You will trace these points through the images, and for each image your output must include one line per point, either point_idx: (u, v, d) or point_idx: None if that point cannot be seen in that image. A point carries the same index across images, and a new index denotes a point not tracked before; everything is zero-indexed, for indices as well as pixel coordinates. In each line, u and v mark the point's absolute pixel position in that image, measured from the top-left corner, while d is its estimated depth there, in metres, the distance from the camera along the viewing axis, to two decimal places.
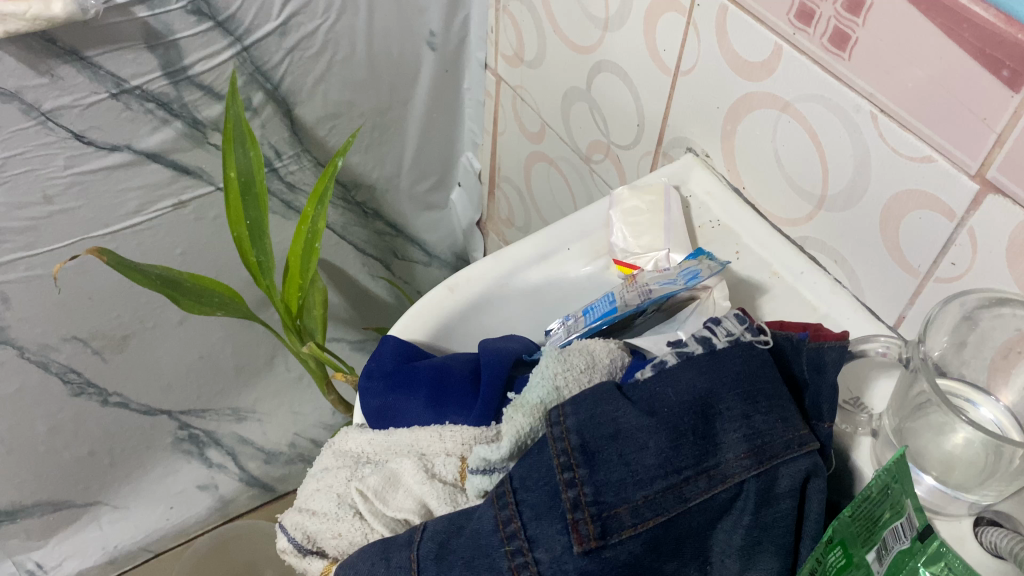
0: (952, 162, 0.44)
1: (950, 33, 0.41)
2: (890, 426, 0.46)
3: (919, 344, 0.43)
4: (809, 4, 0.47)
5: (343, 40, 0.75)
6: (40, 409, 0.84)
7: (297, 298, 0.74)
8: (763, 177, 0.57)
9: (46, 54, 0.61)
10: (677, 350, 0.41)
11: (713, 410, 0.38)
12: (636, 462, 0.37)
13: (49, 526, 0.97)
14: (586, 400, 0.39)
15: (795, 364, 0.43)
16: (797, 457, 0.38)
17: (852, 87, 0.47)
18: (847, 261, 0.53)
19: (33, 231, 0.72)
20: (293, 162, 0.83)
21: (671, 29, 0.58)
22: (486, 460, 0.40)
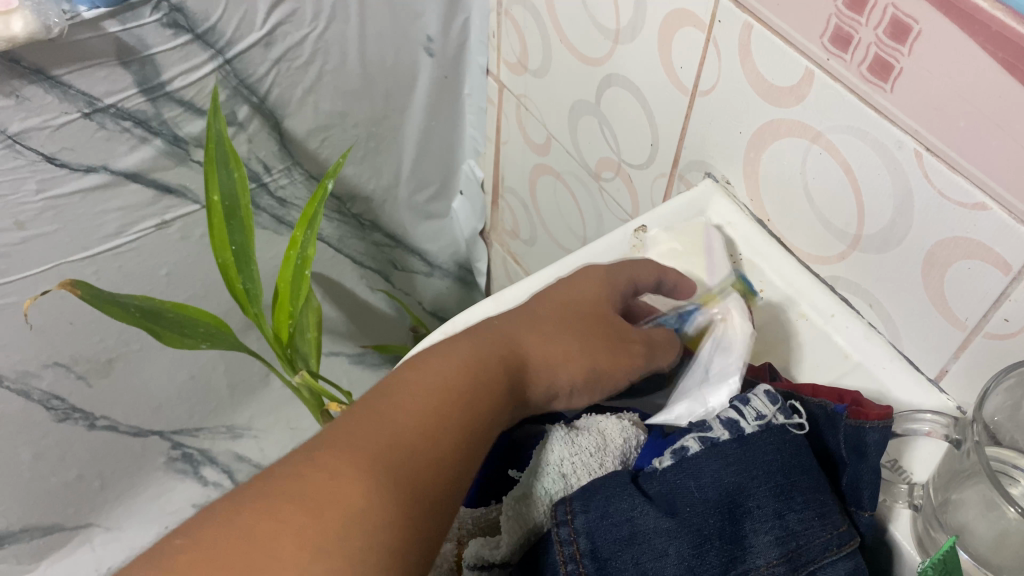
0: (1009, 213, 0.38)
1: (1013, 70, 0.35)
2: (937, 501, 0.41)
3: (975, 423, 0.38)
4: (847, 28, 0.42)
5: (333, 49, 0.70)
6: (23, 436, 0.80)
7: (288, 326, 0.69)
8: (790, 211, 0.52)
9: (10, 74, 0.57)
10: (701, 435, 0.36)
11: (743, 508, 0.34)
12: (654, 571, 0.33)
13: (39, 550, 0.93)
14: (597, 495, 0.35)
15: (832, 440, 0.39)
16: (836, 560, 0.34)
17: (894, 122, 0.42)
18: (882, 306, 0.48)
19: (6, 258, 0.67)
20: (283, 176, 0.78)
21: (689, 46, 0.53)
22: (483, 559, 0.36)
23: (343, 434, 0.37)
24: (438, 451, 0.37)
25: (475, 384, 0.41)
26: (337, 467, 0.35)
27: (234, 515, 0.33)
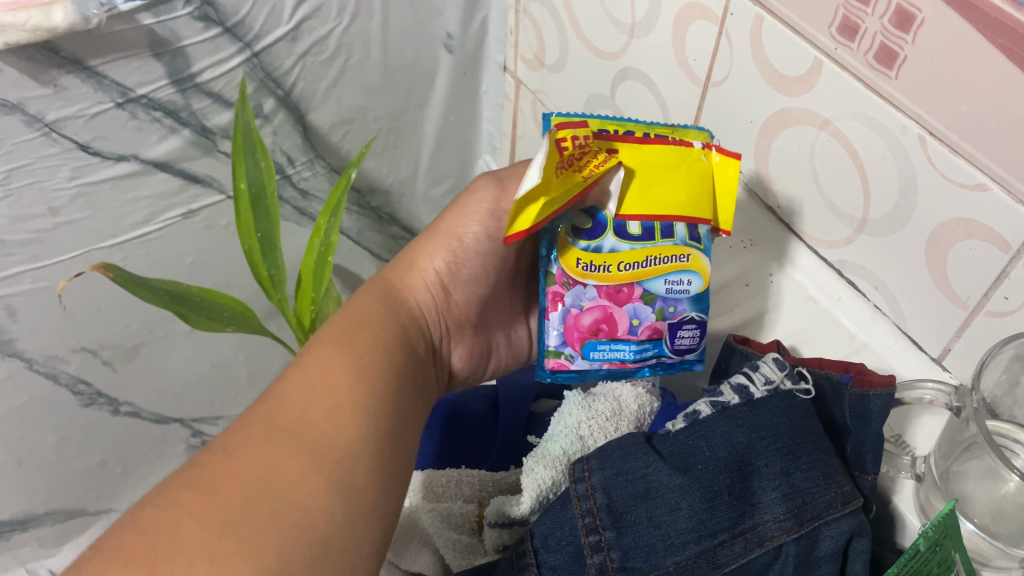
0: (1008, 193, 0.40)
1: (1011, 54, 0.37)
2: (939, 470, 0.43)
3: (974, 392, 0.40)
4: (854, 17, 0.43)
5: (356, 44, 0.73)
6: (50, 420, 0.82)
7: (310, 312, 0.71)
8: (796, 197, 0.53)
9: (49, 64, 0.59)
10: (711, 399, 0.38)
11: (752, 467, 0.36)
12: (667, 524, 0.35)
13: (62, 534, 0.95)
14: (613, 454, 0.37)
15: (838, 408, 0.40)
16: (841, 516, 0.35)
17: (899, 107, 0.44)
18: (888, 288, 0.50)
19: (39, 243, 0.70)
20: (306, 169, 0.80)
21: (702, 38, 0.55)
22: (506, 515, 0.38)
23: (248, 412, 0.37)
24: (331, 398, 0.37)
25: (360, 319, 0.43)
26: (246, 443, 0.34)
27: (138, 522, 0.31)
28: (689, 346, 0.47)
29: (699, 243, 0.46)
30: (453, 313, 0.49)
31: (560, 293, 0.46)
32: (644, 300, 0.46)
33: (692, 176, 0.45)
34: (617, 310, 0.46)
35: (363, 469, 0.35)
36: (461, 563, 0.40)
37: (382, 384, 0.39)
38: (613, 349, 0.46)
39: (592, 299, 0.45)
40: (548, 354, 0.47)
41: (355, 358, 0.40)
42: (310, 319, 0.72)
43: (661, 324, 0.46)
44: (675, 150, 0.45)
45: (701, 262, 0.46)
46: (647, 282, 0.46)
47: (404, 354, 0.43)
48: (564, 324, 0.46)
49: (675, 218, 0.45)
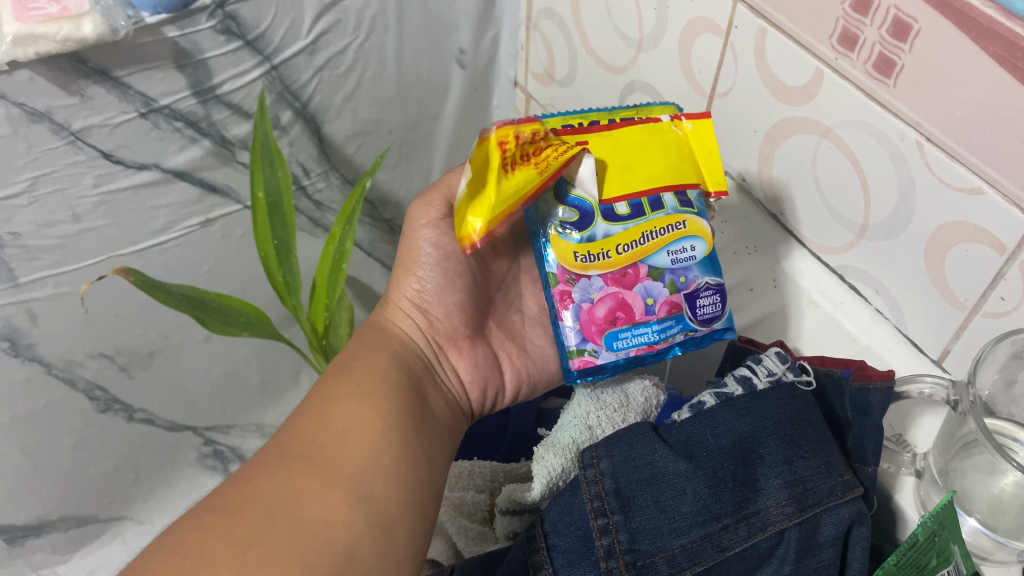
0: (1004, 196, 0.41)
1: (1004, 61, 0.38)
2: (937, 466, 0.44)
3: (969, 387, 0.41)
4: (853, 28, 0.45)
5: (372, 58, 0.75)
6: (66, 425, 0.84)
7: (323, 318, 0.73)
8: (802, 203, 0.55)
9: (76, 74, 0.61)
10: (716, 390, 0.40)
11: (755, 454, 0.37)
12: (673, 508, 0.36)
13: (74, 541, 0.96)
14: (621, 442, 0.38)
15: (838, 403, 0.42)
16: (840, 504, 0.37)
17: (897, 114, 0.45)
18: (889, 291, 0.51)
19: (61, 249, 0.71)
20: (321, 180, 0.83)
21: (708, 51, 0.56)
22: (517, 501, 0.40)
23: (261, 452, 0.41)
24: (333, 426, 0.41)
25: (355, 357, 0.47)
26: (263, 472, 0.38)
27: (174, 544, 0.35)
28: (711, 317, 0.47)
29: (692, 209, 0.47)
30: (438, 329, 0.50)
31: (567, 291, 0.46)
32: (652, 277, 0.46)
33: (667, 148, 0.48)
34: (628, 293, 0.46)
35: (378, 482, 0.39)
36: (472, 550, 0.43)
37: (386, 405, 0.43)
38: (636, 335, 0.46)
39: (601, 290, 0.46)
40: (571, 354, 0.46)
41: (356, 389, 0.43)
42: (323, 326, 0.74)
43: (677, 296, 0.46)
44: (641, 128, 0.48)
45: (698, 224, 0.47)
46: (649, 257, 0.46)
47: (400, 377, 0.46)
48: (579, 320, 0.46)
49: (659, 189, 0.47)
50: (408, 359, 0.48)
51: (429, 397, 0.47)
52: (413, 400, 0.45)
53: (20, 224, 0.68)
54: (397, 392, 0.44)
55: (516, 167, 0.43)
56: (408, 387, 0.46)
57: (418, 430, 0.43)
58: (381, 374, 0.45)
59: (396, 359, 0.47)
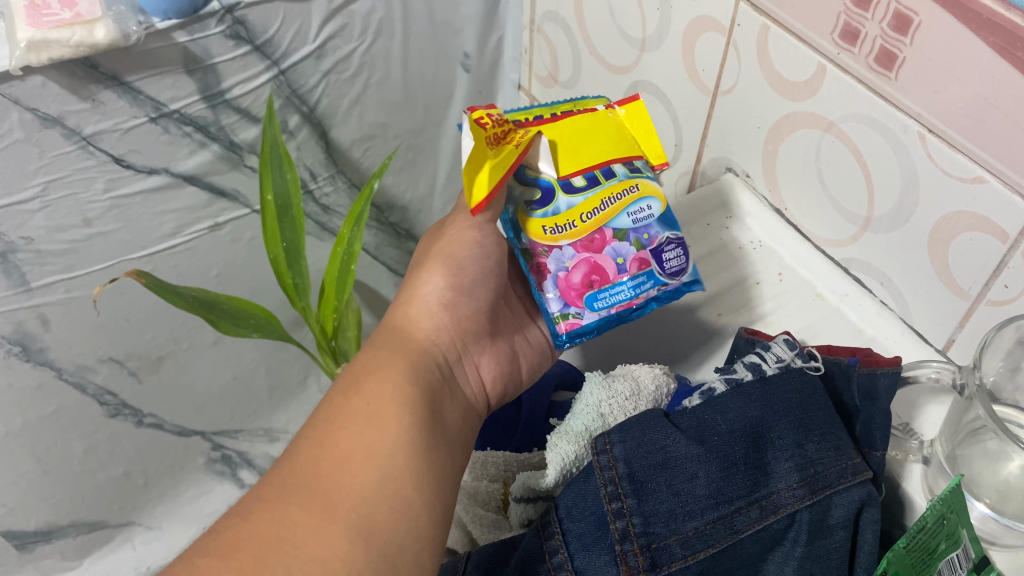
0: (1005, 184, 0.41)
1: (1004, 53, 0.38)
2: (944, 453, 0.44)
3: (974, 371, 0.41)
4: (855, 23, 0.45)
5: (378, 63, 0.77)
6: (76, 430, 0.84)
7: (332, 319, 0.74)
8: (809, 197, 0.55)
9: (88, 79, 0.62)
10: (727, 378, 0.42)
11: (765, 438, 0.38)
12: (686, 492, 0.37)
13: (83, 547, 0.95)
14: (634, 428, 0.39)
15: (846, 391, 0.43)
16: (851, 487, 0.37)
17: (899, 106, 0.45)
18: (893, 283, 0.52)
19: (72, 253, 0.72)
20: (328, 183, 0.84)
21: (709, 50, 0.58)
22: (531, 489, 0.43)
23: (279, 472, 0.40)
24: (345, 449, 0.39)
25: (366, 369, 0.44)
26: (267, 504, 0.37)
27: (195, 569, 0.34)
28: (682, 267, 0.51)
29: (642, 174, 0.52)
30: (466, 329, 0.51)
31: (544, 263, 0.51)
32: (617, 238, 0.51)
33: (610, 127, 0.54)
34: (599, 257, 0.50)
35: (381, 511, 0.37)
36: (487, 536, 0.47)
37: (394, 422, 0.41)
38: (614, 295, 0.50)
39: (574, 259, 0.51)
40: (559, 319, 0.50)
41: (362, 407, 0.41)
42: (332, 327, 0.74)
43: (644, 253, 0.50)
44: (583, 116, 0.53)
45: (652, 188, 0.52)
46: (610, 222, 0.51)
47: (412, 389, 0.44)
48: (558, 288, 0.51)
49: (611, 161, 0.52)
50: (435, 370, 0.47)
51: (444, 411, 0.45)
52: (424, 411, 0.43)
53: (32, 229, 0.69)
54: (404, 404, 0.42)
55: (499, 143, 0.49)
56: (425, 397, 0.44)
57: (430, 446, 0.41)
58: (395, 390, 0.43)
59: (416, 376, 0.45)
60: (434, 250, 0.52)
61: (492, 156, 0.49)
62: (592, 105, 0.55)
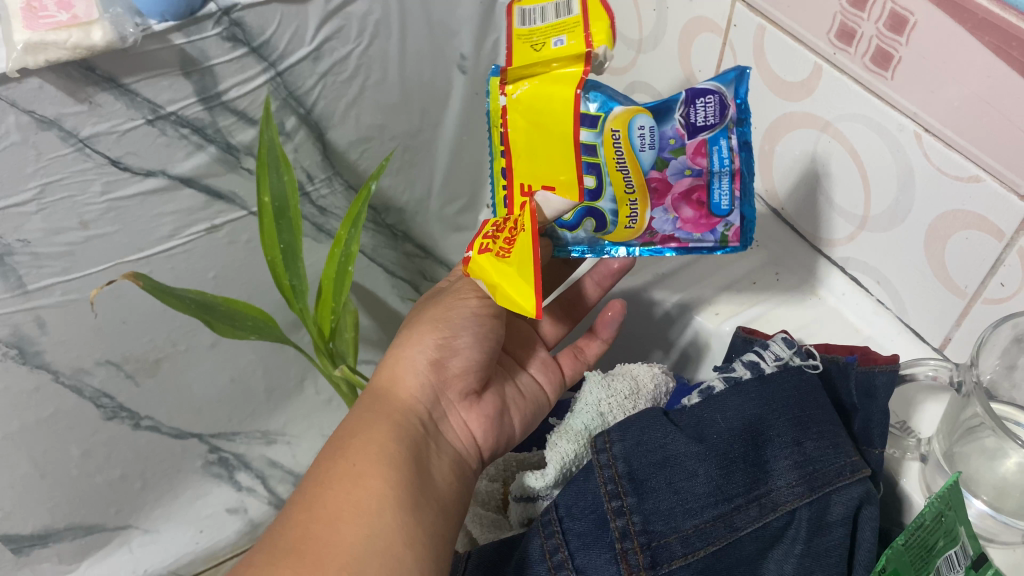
0: (1000, 182, 0.42)
1: (999, 52, 0.39)
2: (942, 450, 0.44)
3: (972, 368, 0.42)
4: (851, 23, 0.46)
5: (375, 64, 0.78)
6: (73, 433, 0.84)
7: (329, 321, 0.73)
8: (796, 181, 0.56)
9: (85, 82, 0.62)
10: (726, 376, 0.42)
11: (764, 437, 0.38)
12: (686, 490, 0.37)
13: (80, 551, 0.94)
14: (633, 426, 0.39)
15: (845, 389, 0.43)
16: (850, 484, 0.37)
17: (896, 106, 0.45)
18: (890, 282, 0.52)
19: (70, 256, 0.72)
20: (325, 185, 0.83)
21: (706, 50, 0.58)
22: (533, 487, 0.43)
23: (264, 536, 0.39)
24: (334, 516, 0.38)
25: (351, 433, 0.43)
26: (256, 567, 0.36)
27: None
28: (721, 99, 0.47)
29: (598, 117, 0.49)
30: (457, 385, 0.48)
31: (668, 233, 0.52)
32: (665, 166, 0.49)
33: (536, 101, 0.49)
34: (675, 187, 0.50)
35: (373, 569, 0.37)
36: (487, 536, 0.48)
37: (378, 480, 0.40)
38: (722, 188, 0.49)
39: (671, 210, 0.51)
40: (726, 240, 0.51)
41: (350, 470, 0.41)
42: (329, 329, 0.74)
43: (691, 143, 0.48)
44: (512, 125, 0.51)
45: (623, 112, 0.48)
46: (642, 163, 0.49)
47: (396, 448, 0.43)
48: (691, 227, 0.51)
49: (576, 138, 0.49)
50: (421, 427, 0.46)
51: (432, 467, 0.44)
52: (409, 471, 0.42)
53: (29, 231, 0.69)
54: (388, 463, 0.41)
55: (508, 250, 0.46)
56: (410, 456, 0.43)
57: (417, 504, 0.41)
58: (379, 452, 0.42)
59: (403, 437, 0.44)
60: (428, 312, 0.50)
61: (511, 267, 0.45)
62: (497, 107, 0.51)
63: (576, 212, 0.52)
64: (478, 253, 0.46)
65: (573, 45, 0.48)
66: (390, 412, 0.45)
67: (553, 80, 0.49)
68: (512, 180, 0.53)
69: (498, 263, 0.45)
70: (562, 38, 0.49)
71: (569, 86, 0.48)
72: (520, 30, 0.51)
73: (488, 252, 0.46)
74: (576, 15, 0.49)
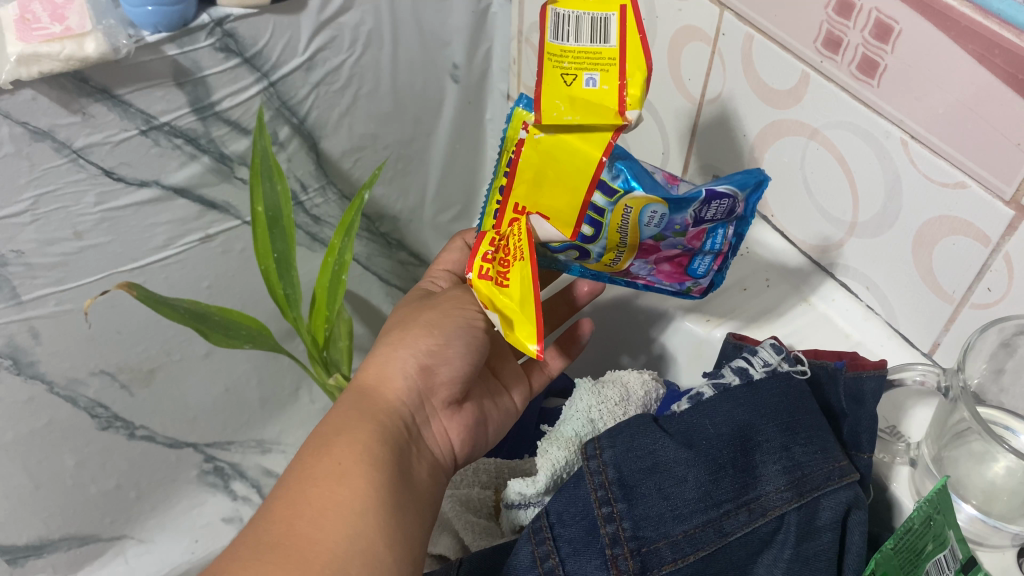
0: (986, 188, 0.42)
1: (982, 60, 0.39)
2: (930, 455, 0.44)
3: (958, 372, 0.42)
4: (837, 32, 0.46)
5: (367, 74, 0.78)
6: (68, 443, 0.84)
7: (323, 330, 0.74)
8: (791, 195, 0.56)
9: (78, 93, 0.63)
10: (715, 382, 0.42)
11: (753, 442, 0.39)
12: (675, 495, 0.37)
13: (75, 562, 0.94)
14: (623, 433, 0.40)
15: (833, 394, 0.43)
16: (838, 489, 0.38)
17: (882, 114, 0.46)
18: (879, 288, 0.52)
19: (64, 266, 0.72)
20: (318, 195, 0.83)
21: (696, 59, 0.58)
22: (522, 495, 0.43)
23: (244, 529, 0.39)
24: (316, 514, 0.39)
25: (336, 430, 0.43)
26: (235, 561, 0.36)
27: None
28: (732, 205, 0.48)
29: (616, 189, 0.48)
30: (443, 390, 0.49)
31: (637, 275, 0.54)
32: (659, 240, 0.50)
33: (561, 149, 0.48)
34: (663, 254, 0.51)
35: (354, 568, 0.37)
36: (479, 543, 0.47)
37: (363, 480, 0.40)
38: (703, 261, 0.52)
39: (651, 263, 0.52)
40: (690, 289, 0.54)
41: (334, 468, 0.41)
42: (324, 337, 0.74)
43: (691, 229, 0.49)
44: (525, 157, 0.49)
45: (642, 197, 0.47)
46: (642, 235, 0.49)
47: (381, 450, 0.43)
48: (662, 278, 0.54)
49: (588, 197, 0.48)
50: (405, 430, 0.46)
51: (413, 470, 0.45)
52: (393, 474, 0.42)
53: (23, 242, 0.69)
54: (374, 464, 0.42)
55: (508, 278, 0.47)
56: (394, 459, 0.43)
57: (398, 507, 0.41)
58: (364, 453, 0.42)
59: (387, 438, 0.44)
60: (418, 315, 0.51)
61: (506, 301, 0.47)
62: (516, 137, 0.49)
63: (562, 245, 0.52)
64: (479, 276, 0.49)
65: (606, 91, 0.49)
66: (373, 412, 0.45)
67: (584, 135, 0.48)
68: (507, 198, 0.51)
69: (499, 292, 0.47)
70: (595, 77, 0.49)
71: (597, 148, 0.47)
72: (551, 44, 0.49)
73: (487, 279, 0.48)
74: (613, 50, 0.49)
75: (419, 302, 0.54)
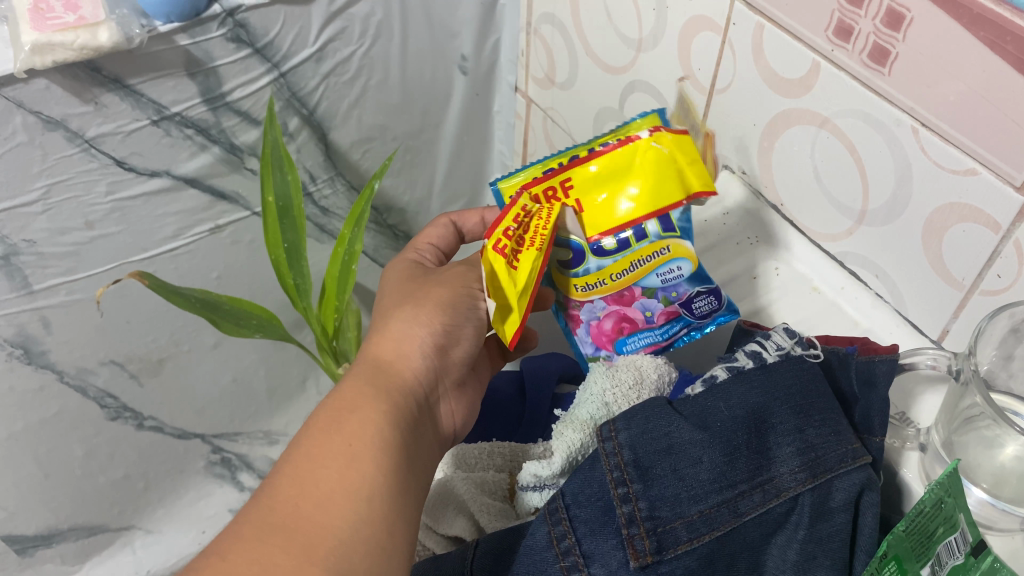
0: (997, 175, 0.42)
1: (994, 46, 0.40)
2: (941, 440, 0.44)
3: (971, 356, 0.42)
4: (848, 20, 0.46)
5: (377, 65, 0.79)
6: (77, 434, 0.84)
7: (333, 319, 0.74)
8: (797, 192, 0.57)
9: (91, 82, 0.63)
10: (728, 365, 0.43)
11: (768, 423, 0.39)
12: (690, 476, 0.38)
13: (82, 552, 0.94)
14: (637, 416, 0.40)
15: (845, 378, 0.44)
16: (851, 471, 0.38)
17: (892, 102, 0.46)
18: (887, 275, 0.53)
19: (74, 256, 0.73)
20: (327, 186, 0.85)
21: (706, 48, 0.58)
22: (537, 477, 0.44)
23: (248, 503, 0.39)
24: (323, 496, 0.39)
25: (347, 405, 0.43)
26: (242, 541, 0.37)
27: None
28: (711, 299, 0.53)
29: (675, 232, 0.52)
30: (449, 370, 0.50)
31: (577, 315, 0.55)
32: (646, 294, 0.53)
33: (654, 166, 0.51)
34: (628, 309, 0.54)
35: (357, 554, 0.37)
36: (496, 524, 0.48)
37: (371, 465, 0.41)
38: (640, 339, 0.53)
39: (603, 309, 0.54)
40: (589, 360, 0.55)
41: (344, 449, 0.41)
42: (333, 327, 0.75)
43: (672, 307, 0.53)
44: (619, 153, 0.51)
45: (685, 247, 0.52)
46: (642, 280, 0.53)
47: (393, 432, 0.43)
48: (590, 333, 0.54)
49: (643, 220, 0.51)
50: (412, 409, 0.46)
51: (419, 450, 0.45)
52: (401, 456, 0.43)
53: (34, 231, 0.69)
54: (384, 447, 0.42)
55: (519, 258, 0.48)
56: (404, 442, 0.43)
57: (404, 492, 0.41)
58: (375, 434, 0.42)
59: (397, 420, 0.44)
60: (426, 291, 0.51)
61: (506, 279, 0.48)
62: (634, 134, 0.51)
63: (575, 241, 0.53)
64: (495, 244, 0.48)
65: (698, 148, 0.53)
66: (382, 389, 0.45)
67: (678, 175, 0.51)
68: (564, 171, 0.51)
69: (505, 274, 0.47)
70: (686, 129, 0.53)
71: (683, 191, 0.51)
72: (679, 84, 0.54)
73: (501, 255, 0.48)
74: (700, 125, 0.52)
75: (425, 275, 0.54)
